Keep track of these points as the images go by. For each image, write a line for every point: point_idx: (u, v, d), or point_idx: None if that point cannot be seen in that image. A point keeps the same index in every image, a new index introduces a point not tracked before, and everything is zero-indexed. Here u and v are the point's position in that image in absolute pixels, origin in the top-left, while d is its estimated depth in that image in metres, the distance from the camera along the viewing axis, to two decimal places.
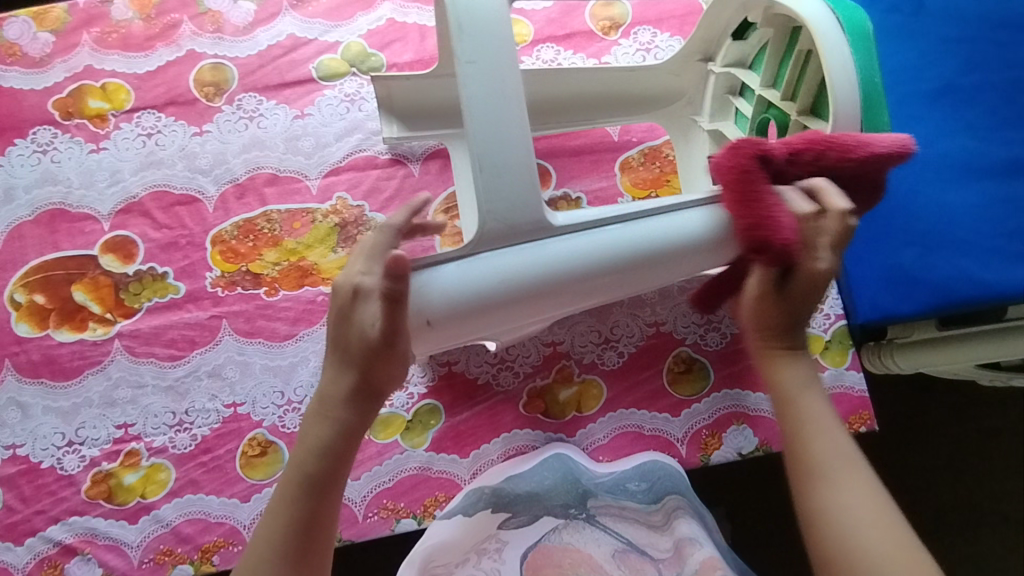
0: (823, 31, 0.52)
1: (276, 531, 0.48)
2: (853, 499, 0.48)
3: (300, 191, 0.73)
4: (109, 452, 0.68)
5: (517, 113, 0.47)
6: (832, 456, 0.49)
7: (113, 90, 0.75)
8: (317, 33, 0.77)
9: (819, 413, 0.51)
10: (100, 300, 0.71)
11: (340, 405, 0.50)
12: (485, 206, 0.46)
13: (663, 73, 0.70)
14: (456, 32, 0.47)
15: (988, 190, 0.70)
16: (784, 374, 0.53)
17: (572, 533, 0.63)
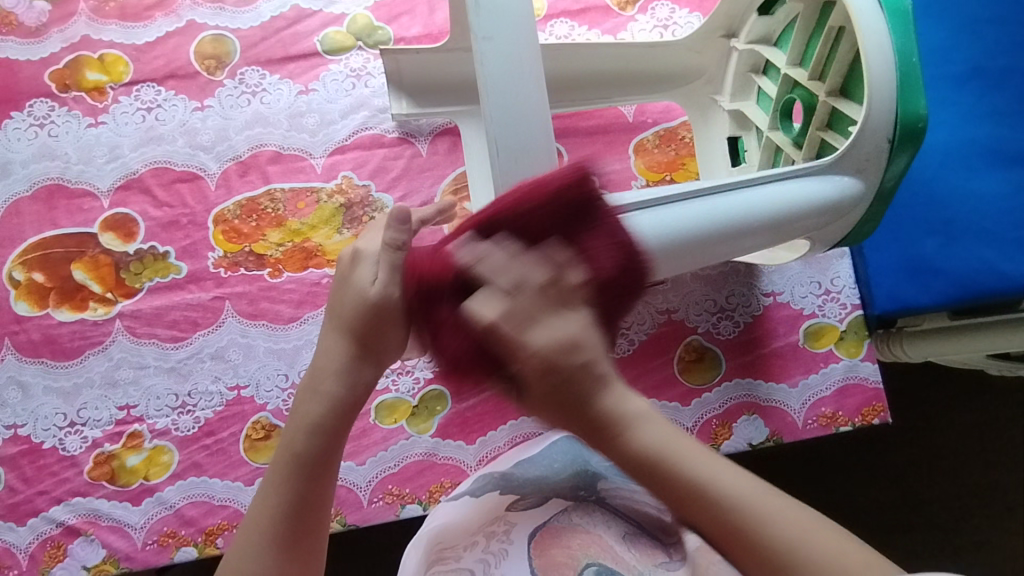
0: (861, 6, 0.49)
1: (267, 513, 0.45)
2: (797, 524, 0.37)
3: (304, 170, 0.71)
4: (111, 433, 0.67)
5: (536, 95, 0.45)
6: (758, 503, 0.38)
7: (111, 62, 0.72)
8: (321, 5, 0.74)
9: (658, 437, 0.40)
10: (100, 279, 0.69)
11: (339, 372, 0.48)
12: (502, 193, 0.45)
13: (683, 50, 0.67)
14: (473, 7, 0.45)
15: (1014, 177, 0.67)
16: (640, 434, 0.40)
17: (582, 515, 0.56)
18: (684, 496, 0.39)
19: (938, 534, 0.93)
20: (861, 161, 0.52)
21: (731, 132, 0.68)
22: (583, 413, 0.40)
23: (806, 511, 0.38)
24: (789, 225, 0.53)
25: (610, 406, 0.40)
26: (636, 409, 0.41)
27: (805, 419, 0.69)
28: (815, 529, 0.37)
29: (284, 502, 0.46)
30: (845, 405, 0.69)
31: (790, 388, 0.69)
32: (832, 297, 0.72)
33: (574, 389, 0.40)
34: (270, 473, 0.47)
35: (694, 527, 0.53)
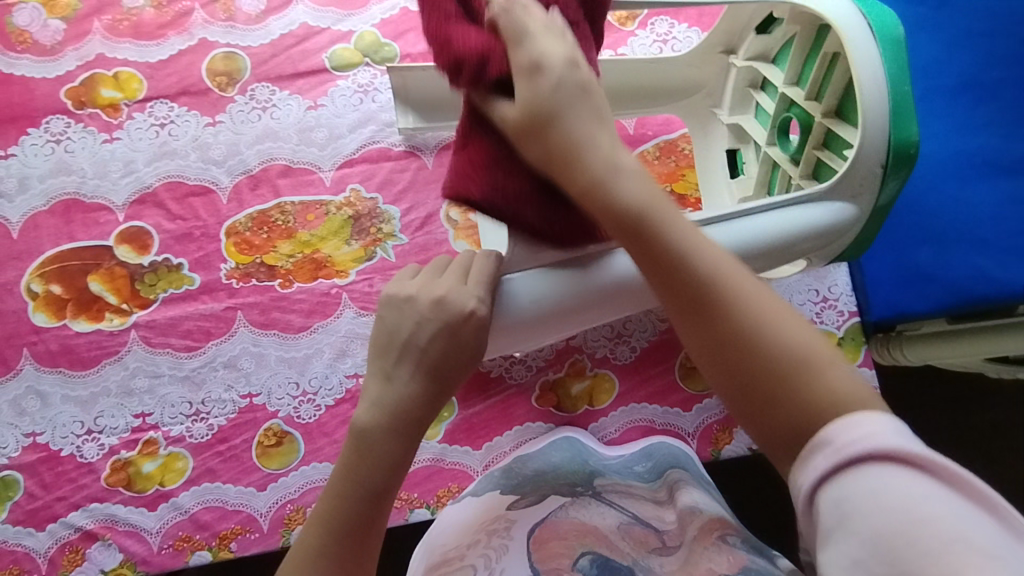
0: (853, 36, 0.51)
1: (323, 536, 0.43)
2: (761, 300, 0.39)
3: (314, 183, 0.73)
4: (128, 441, 0.69)
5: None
6: (723, 267, 0.40)
7: (125, 80, 0.74)
8: (329, 22, 0.76)
9: (671, 226, 0.42)
10: (115, 290, 0.71)
11: (397, 403, 0.46)
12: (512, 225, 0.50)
13: (683, 65, 0.69)
14: None
15: (1007, 188, 0.69)
16: (583, 154, 0.44)
17: (579, 508, 0.55)
18: (660, 252, 0.41)
19: None
20: (856, 187, 0.53)
21: (730, 145, 0.70)
22: (557, 156, 0.45)
23: (797, 317, 0.39)
24: (793, 248, 0.54)
25: (592, 160, 0.44)
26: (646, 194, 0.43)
27: None
28: (802, 334, 0.38)
29: (337, 526, 0.43)
30: None
31: None
32: (830, 304, 0.74)
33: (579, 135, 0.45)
34: (333, 491, 0.45)
35: (685, 518, 0.55)
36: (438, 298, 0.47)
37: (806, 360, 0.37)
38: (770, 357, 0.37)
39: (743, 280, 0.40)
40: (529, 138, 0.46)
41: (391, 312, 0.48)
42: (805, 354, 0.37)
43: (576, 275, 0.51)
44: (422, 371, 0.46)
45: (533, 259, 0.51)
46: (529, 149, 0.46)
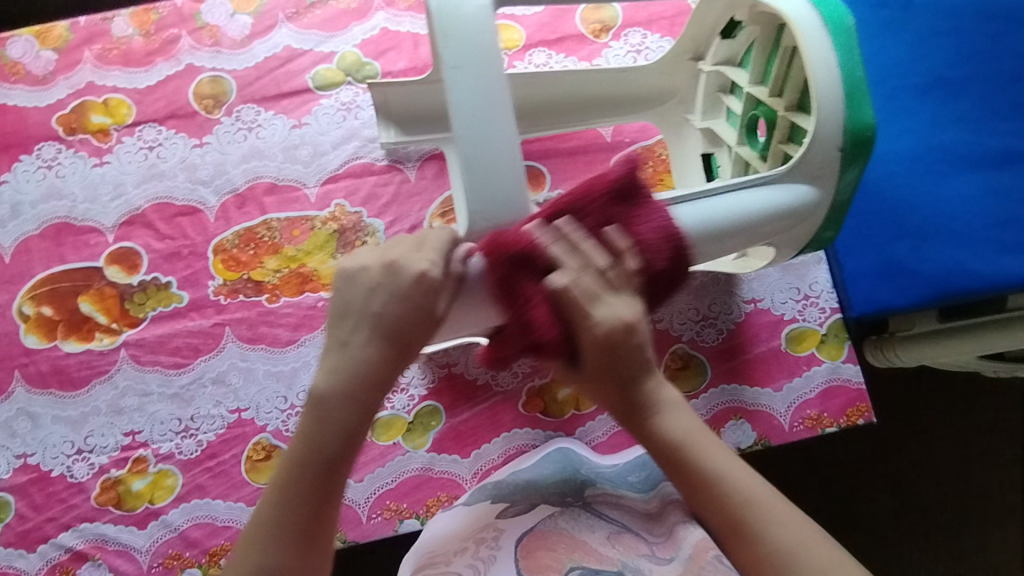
0: (806, 27, 0.53)
1: (284, 491, 0.47)
2: (787, 530, 0.46)
3: (299, 200, 0.75)
4: (118, 459, 0.69)
5: (507, 118, 0.47)
6: (736, 482, 0.49)
7: (114, 106, 0.77)
8: (312, 44, 0.78)
9: (684, 430, 0.51)
10: (105, 310, 0.72)
11: (353, 369, 0.48)
12: (473, 210, 0.47)
13: (654, 73, 0.71)
14: (441, 38, 0.47)
15: (981, 180, 0.70)
16: (665, 428, 0.51)
17: (568, 521, 0.56)
18: (704, 500, 0.49)
19: (936, 534, 0.98)
20: (815, 171, 0.54)
21: (704, 149, 0.71)
22: (627, 393, 0.51)
23: (803, 523, 0.47)
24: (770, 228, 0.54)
25: (650, 392, 0.52)
26: (667, 399, 0.52)
27: (791, 421, 0.71)
28: (818, 546, 0.46)
29: (292, 485, 0.47)
30: (830, 406, 0.71)
31: (775, 392, 0.71)
32: (811, 302, 0.74)
33: (624, 357, 0.50)
34: (300, 447, 0.48)
35: (675, 534, 0.54)
36: (392, 264, 0.49)
37: (795, 547, 0.46)
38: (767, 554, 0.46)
39: (769, 506, 0.48)
40: (620, 395, 0.52)
41: (350, 279, 0.50)
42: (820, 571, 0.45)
43: (517, 248, 0.49)
44: (376, 340, 0.48)
45: (482, 233, 0.48)
46: (595, 385, 0.52)
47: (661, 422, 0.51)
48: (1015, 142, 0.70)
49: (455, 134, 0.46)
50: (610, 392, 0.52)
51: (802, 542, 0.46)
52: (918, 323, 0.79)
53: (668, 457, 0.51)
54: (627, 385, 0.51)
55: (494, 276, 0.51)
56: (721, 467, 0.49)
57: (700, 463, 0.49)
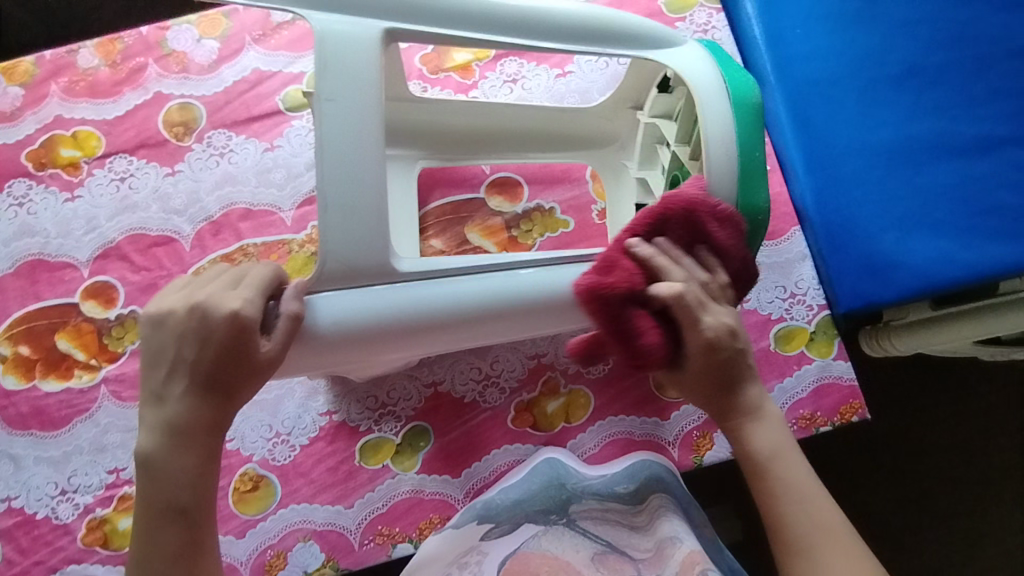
0: (707, 98, 0.56)
1: (147, 518, 0.46)
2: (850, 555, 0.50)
3: (275, 224, 0.74)
4: (102, 498, 0.68)
5: (375, 166, 0.49)
6: (815, 513, 0.52)
7: (84, 138, 0.75)
8: (281, 65, 0.78)
9: (775, 442, 0.54)
10: (83, 346, 0.71)
11: (174, 419, 0.46)
12: (327, 248, 0.48)
13: (597, 116, 0.72)
14: (320, 72, 0.48)
15: (963, 168, 0.69)
16: (755, 438, 0.54)
17: (551, 540, 0.60)
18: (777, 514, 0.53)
19: (943, 524, 0.96)
20: None
21: (639, 199, 0.71)
22: (730, 397, 0.54)
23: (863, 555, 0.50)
24: None
25: (751, 399, 0.55)
26: (766, 410, 0.55)
27: (784, 423, 0.70)
28: None
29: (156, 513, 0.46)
30: (823, 405, 0.70)
31: (768, 393, 0.70)
32: (798, 299, 0.74)
33: (730, 366, 0.53)
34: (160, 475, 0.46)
35: (661, 548, 0.58)
36: (198, 307, 0.46)
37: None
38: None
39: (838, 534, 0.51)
40: (715, 396, 0.55)
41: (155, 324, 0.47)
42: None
43: (375, 304, 0.50)
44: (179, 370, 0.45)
45: (342, 282, 0.49)
46: (695, 391, 0.55)
47: (752, 428, 0.54)
48: (994, 127, 0.70)
49: (319, 174, 0.48)
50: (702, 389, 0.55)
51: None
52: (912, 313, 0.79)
53: (754, 460, 0.54)
54: (722, 388, 0.54)
55: (332, 323, 0.49)
56: (796, 490, 0.53)
57: (786, 483, 0.53)
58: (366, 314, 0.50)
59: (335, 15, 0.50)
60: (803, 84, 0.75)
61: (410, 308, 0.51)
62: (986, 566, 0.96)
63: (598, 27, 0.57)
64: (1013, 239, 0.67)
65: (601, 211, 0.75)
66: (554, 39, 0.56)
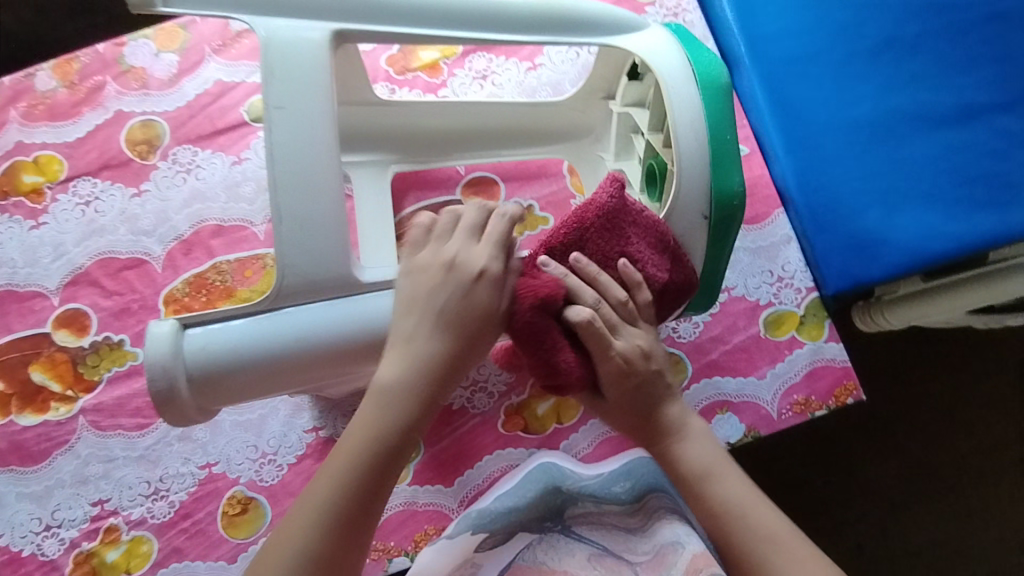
0: (672, 82, 0.55)
1: (349, 471, 0.47)
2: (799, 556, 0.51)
3: (247, 239, 0.73)
4: (88, 531, 0.66)
5: (331, 175, 0.48)
6: (761, 522, 0.53)
7: (45, 163, 0.73)
8: (243, 75, 0.76)
9: (701, 456, 0.56)
10: (59, 377, 0.69)
11: (416, 371, 0.48)
12: (285, 261, 0.47)
13: (568, 109, 0.70)
14: (268, 80, 0.47)
15: (945, 139, 0.68)
16: (688, 456, 0.56)
17: (546, 551, 0.57)
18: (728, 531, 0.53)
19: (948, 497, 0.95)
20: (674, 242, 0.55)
21: None
22: (651, 423, 0.56)
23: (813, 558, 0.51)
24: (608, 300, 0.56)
25: (675, 419, 0.57)
26: (689, 426, 0.57)
27: (778, 409, 0.69)
28: None
29: (348, 491, 0.46)
30: (817, 389, 0.69)
31: (759, 380, 0.69)
32: (786, 283, 0.72)
33: (647, 390, 0.55)
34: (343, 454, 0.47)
35: (660, 552, 0.54)
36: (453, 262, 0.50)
37: None
38: None
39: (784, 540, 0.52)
40: (638, 424, 0.57)
41: (166, 359, 0.46)
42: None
43: (346, 319, 0.49)
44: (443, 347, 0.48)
45: (305, 298, 0.48)
46: (620, 417, 0.57)
47: (681, 447, 0.56)
48: (974, 95, 0.68)
49: (274, 184, 0.47)
50: (627, 420, 0.57)
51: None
52: (902, 287, 0.78)
53: (686, 479, 0.55)
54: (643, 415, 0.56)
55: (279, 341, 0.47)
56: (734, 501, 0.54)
57: (720, 496, 0.54)
58: (337, 330, 0.48)
59: (282, 18, 0.49)
60: (776, 62, 0.73)
61: (375, 319, 0.49)
62: (995, 535, 0.95)
63: (558, 15, 0.55)
64: (1002, 207, 0.66)
65: (582, 205, 0.73)
66: (515, 30, 0.54)
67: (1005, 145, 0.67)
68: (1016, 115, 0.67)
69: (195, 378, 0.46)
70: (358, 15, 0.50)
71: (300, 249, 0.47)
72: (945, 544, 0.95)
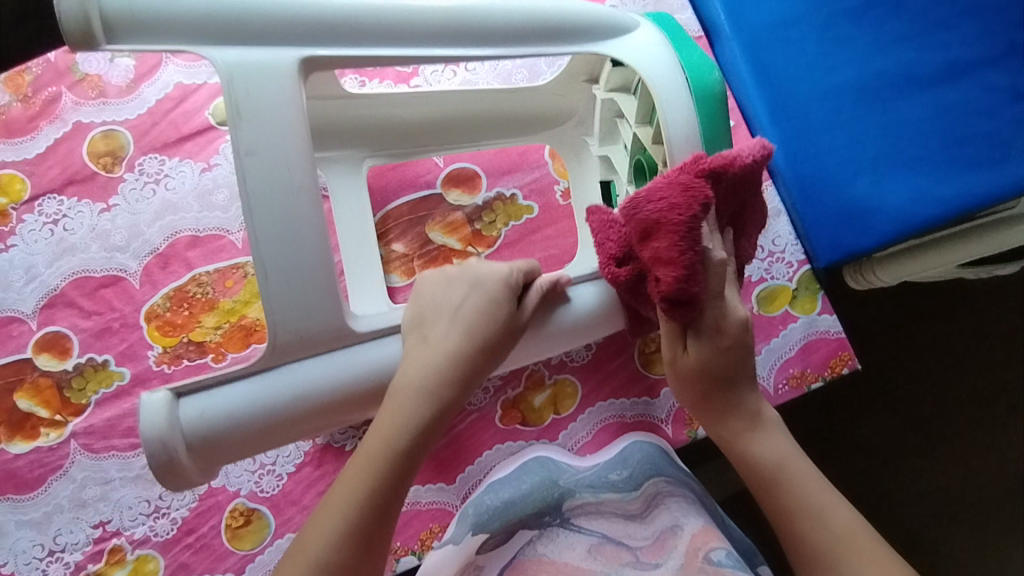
0: (666, 92, 0.54)
1: (382, 460, 0.45)
2: (844, 533, 0.50)
3: (225, 248, 0.71)
4: (92, 553, 0.66)
5: (309, 217, 0.45)
6: (808, 486, 0.52)
7: (6, 182, 0.70)
8: (204, 77, 0.73)
9: (765, 435, 0.54)
10: (45, 403, 0.67)
11: (439, 360, 0.47)
12: (276, 317, 0.45)
13: (549, 93, 0.68)
14: (234, 121, 0.44)
15: (933, 99, 0.66)
16: (760, 451, 0.54)
17: (547, 544, 0.56)
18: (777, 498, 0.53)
19: (946, 450, 0.97)
20: None
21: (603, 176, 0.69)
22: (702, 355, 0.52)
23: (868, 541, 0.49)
24: (616, 315, 0.56)
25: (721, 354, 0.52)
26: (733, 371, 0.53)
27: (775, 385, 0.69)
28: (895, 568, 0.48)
29: (349, 527, 0.44)
30: (812, 361, 0.70)
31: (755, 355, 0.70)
32: (778, 257, 0.73)
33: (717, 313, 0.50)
34: (346, 488, 0.45)
35: (661, 537, 0.56)
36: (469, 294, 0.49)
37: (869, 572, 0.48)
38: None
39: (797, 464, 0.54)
40: (680, 342, 0.52)
41: (161, 432, 0.43)
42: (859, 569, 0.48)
43: (346, 365, 0.47)
44: (446, 378, 0.47)
45: (299, 352, 0.46)
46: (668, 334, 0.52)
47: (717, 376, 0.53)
48: (962, 51, 0.65)
49: (252, 233, 0.44)
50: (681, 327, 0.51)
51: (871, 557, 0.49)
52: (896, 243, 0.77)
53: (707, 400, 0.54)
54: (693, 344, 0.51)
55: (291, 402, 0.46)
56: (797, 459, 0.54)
57: (776, 452, 0.54)
58: (333, 383, 0.47)
59: (238, 46, 0.45)
60: (757, 32, 0.73)
61: (369, 369, 0.48)
62: (993, 483, 0.97)
63: (539, 22, 0.53)
64: (991, 167, 0.63)
65: (566, 191, 0.73)
66: (494, 39, 0.51)
67: (995, 101, 0.63)
68: (1005, 70, 0.63)
69: (196, 446, 0.45)
70: (326, 34, 0.47)
71: (288, 302, 0.45)
72: (944, 494, 0.96)
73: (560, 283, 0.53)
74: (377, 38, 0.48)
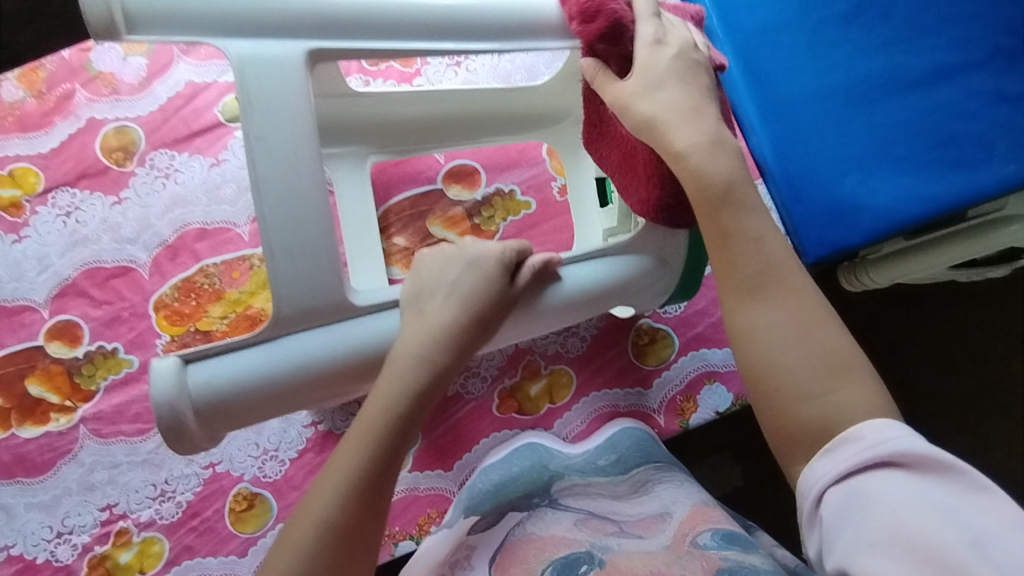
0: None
1: (378, 427, 0.47)
2: (796, 308, 0.47)
3: (232, 240, 0.73)
4: (99, 535, 0.68)
5: (316, 204, 0.48)
6: (774, 259, 0.48)
7: (20, 175, 0.72)
8: (214, 75, 0.75)
9: (726, 167, 0.50)
10: (56, 389, 0.70)
11: (435, 331, 0.49)
12: (281, 294, 0.47)
13: (547, 94, 0.70)
14: (247, 111, 0.47)
15: (919, 101, 0.69)
16: (715, 167, 0.49)
17: (535, 523, 0.57)
18: (728, 250, 0.49)
19: (936, 447, 0.98)
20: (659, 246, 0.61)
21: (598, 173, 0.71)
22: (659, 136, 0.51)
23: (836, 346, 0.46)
24: (605, 298, 0.59)
25: (673, 113, 0.51)
26: (689, 141, 0.50)
27: None
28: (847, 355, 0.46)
29: (348, 497, 0.46)
30: None
31: None
32: None
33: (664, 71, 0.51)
34: (344, 456, 0.47)
35: (648, 518, 0.57)
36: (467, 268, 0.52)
37: (826, 374, 0.45)
38: (774, 384, 0.46)
39: (790, 269, 0.48)
40: (636, 96, 0.51)
41: (172, 398, 0.46)
42: (805, 364, 0.45)
43: (348, 339, 0.49)
44: (443, 350, 0.49)
45: (303, 325, 0.48)
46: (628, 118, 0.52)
47: (680, 131, 0.50)
48: (947, 56, 0.68)
49: (262, 219, 0.47)
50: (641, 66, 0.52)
51: (824, 361, 0.45)
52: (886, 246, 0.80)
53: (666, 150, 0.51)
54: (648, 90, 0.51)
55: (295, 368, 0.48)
56: (769, 238, 0.49)
57: (740, 217, 0.49)
58: (336, 355, 0.49)
59: (248, 39, 0.47)
60: (749, 33, 0.74)
61: (370, 345, 0.50)
62: None
63: (537, 22, 0.55)
64: (975, 167, 0.67)
65: (562, 187, 0.76)
66: (494, 39, 0.54)
67: (978, 104, 0.68)
68: (988, 74, 0.68)
69: (205, 412, 0.47)
70: (334, 32, 0.49)
71: (294, 283, 0.47)
72: None
73: (552, 263, 0.55)
74: (383, 36, 0.51)
